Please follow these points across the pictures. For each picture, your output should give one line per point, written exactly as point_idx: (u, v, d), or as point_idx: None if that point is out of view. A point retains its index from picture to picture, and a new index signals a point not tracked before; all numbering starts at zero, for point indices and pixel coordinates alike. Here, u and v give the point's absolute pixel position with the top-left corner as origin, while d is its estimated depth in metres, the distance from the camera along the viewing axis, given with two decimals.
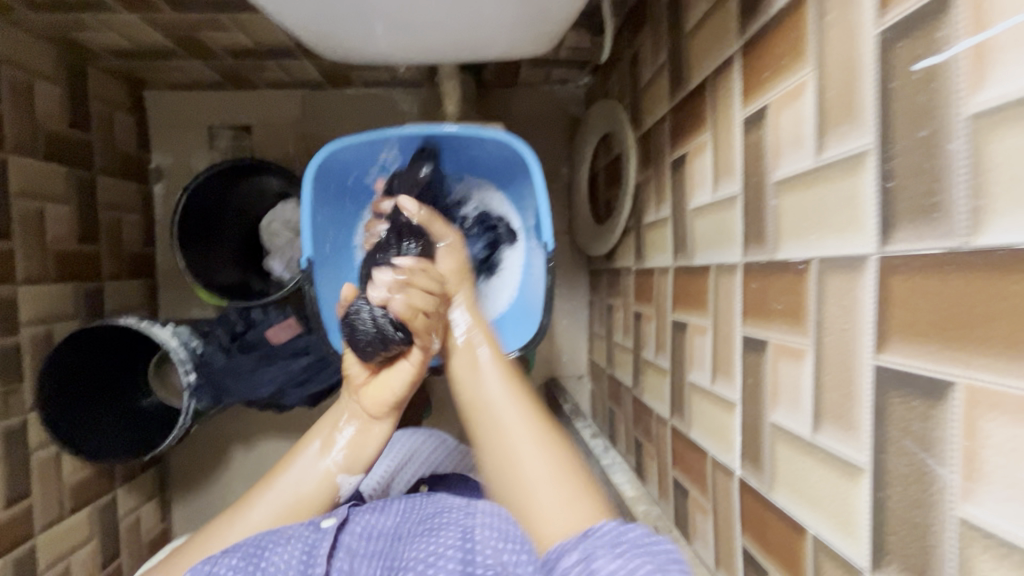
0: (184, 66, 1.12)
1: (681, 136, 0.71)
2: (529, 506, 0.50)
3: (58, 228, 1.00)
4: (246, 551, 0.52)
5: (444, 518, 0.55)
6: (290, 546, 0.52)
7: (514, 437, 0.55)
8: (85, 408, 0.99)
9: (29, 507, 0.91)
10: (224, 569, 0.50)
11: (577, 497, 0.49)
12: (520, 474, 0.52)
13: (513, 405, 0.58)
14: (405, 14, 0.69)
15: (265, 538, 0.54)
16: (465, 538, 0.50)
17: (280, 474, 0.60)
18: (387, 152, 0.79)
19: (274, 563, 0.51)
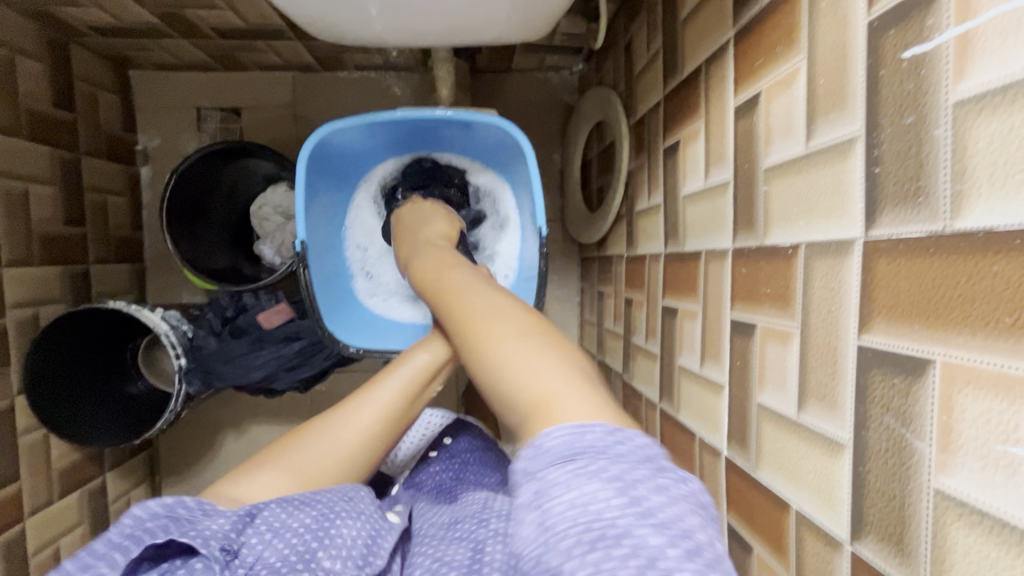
0: (172, 45, 1.10)
1: (674, 124, 0.72)
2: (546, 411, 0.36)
3: (43, 210, 0.98)
4: (319, 511, 0.51)
5: (461, 524, 0.59)
6: (358, 522, 0.53)
7: (502, 338, 0.43)
8: (73, 392, 0.98)
9: (17, 491, 0.90)
10: (297, 525, 0.49)
11: (572, 369, 0.39)
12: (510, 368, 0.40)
13: (481, 305, 0.47)
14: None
15: (336, 503, 0.53)
16: (473, 551, 0.53)
17: (380, 383, 0.63)
18: (381, 137, 0.79)
19: (343, 534, 0.51)
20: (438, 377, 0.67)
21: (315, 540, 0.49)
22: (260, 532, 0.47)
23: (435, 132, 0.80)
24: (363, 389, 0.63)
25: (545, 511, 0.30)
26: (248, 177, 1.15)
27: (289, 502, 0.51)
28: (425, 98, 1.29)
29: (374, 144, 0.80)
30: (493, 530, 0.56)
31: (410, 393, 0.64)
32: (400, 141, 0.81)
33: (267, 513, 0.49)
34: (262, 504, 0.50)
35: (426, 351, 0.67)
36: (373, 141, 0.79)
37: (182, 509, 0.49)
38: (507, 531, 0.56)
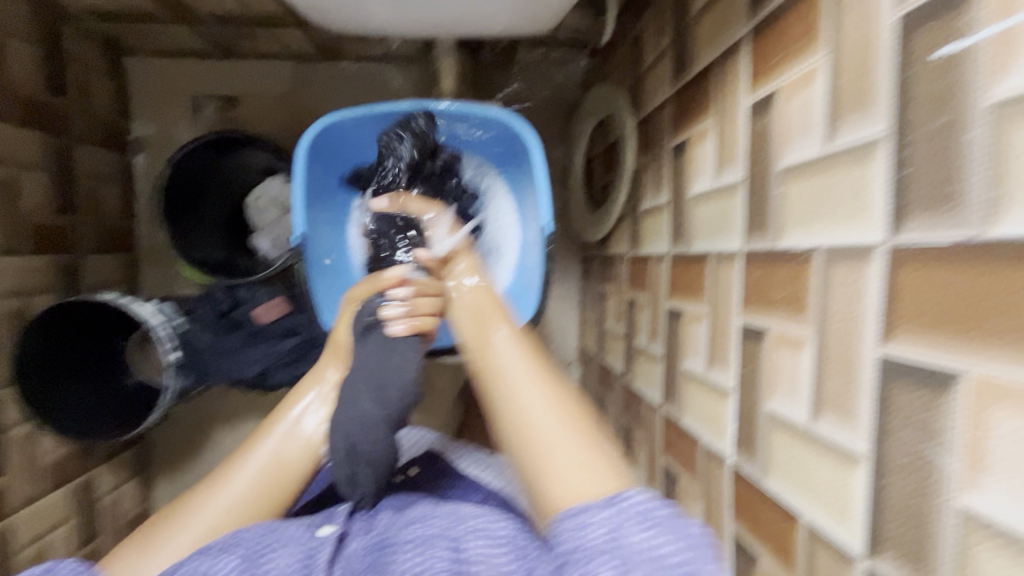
0: (168, 31, 1.07)
1: (683, 121, 0.70)
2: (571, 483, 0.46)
3: (34, 197, 0.96)
4: (247, 551, 0.50)
5: (432, 517, 0.53)
6: (286, 549, 0.50)
7: (522, 394, 0.52)
8: (64, 385, 0.96)
9: (4, 485, 0.88)
10: (224, 570, 0.48)
11: (588, 451, 0.48)
12: (535, 435, 0.49)
13: (536, 383, 0.53)
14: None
15: (262, 539, 0.51)
16: (454, 550, 0.48)
17: (259, 442, 0.59)
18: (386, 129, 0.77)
19: (273, 567, 0.49)
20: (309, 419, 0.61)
21: None
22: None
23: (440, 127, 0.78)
24: (232, 460, 0.59)
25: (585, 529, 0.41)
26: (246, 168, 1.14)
27: (210, 550, 0.51)
28: (426, 91, 1.27)
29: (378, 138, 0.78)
30: (472, 527, 0.51)
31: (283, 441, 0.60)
32: None
33: (186, 567, 0.49)
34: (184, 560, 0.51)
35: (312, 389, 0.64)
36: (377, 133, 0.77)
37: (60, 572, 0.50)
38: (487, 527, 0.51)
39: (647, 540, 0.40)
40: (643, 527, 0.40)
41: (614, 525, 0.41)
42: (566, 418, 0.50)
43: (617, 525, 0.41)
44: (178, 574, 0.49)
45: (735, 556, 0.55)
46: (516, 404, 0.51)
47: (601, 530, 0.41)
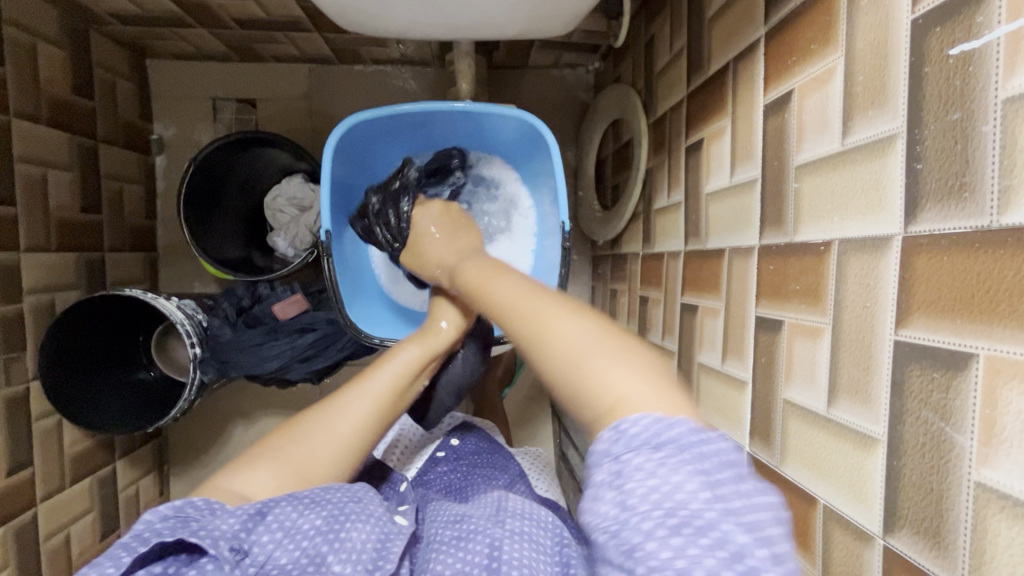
0: (191, 35, 1.10)
1: (698, 121, 0.72)
2: (589, 389, 0.39)
3: (61, 196, 0.98)
4: (330, 512, 0.51)
5: (471, 520, 0.58)
6: (370, 525, 0.52)
7: (543, 310, 0.45)
8: (89, 379, 0.98)
9: (31, 475, 0.91)
10: (308, 526, 0.49)
11: (643, 368, 0.39)
12: (561, 345, 0.41)
13: (561, 312, 0.44)
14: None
15: (347, 504, 0.52)
16: (491, 551, 0.52)
17: (374, 373, 0.64)
18: (408, 130, 0.79)
19: (352, 538, 0.50)
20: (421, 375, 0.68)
21: (326, 543, 0.49)
22: (265, 535, 0.47)
23: (459, 128, 0.80)
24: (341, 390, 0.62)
25: (625, 491, 0.32)
26: (265, 166, 1.15)
27: (299, 499, 0.50)
28: (440, 93, 1.29)
29: (399, 138, 0.81)
30: (512, 530, 0.55)
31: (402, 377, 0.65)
32: (426, 135, 0.81)
33: (277, 513, 0.49)
34: (274, 499, 0.50)
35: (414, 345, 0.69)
36: (399, 133, 0.80)
37: (190, 509, 0.48)
38: (526, 533, 0.56)
39: (656, 486, 0.32)
40: (657, 467, 0.32)
41: (617, 473, 0.33)
42: (613, 341, 0.41)
43: (617, 472, 0.33)
44: (268, 518, 0.48)
45: None
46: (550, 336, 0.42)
47: (609, 486, 0.33)
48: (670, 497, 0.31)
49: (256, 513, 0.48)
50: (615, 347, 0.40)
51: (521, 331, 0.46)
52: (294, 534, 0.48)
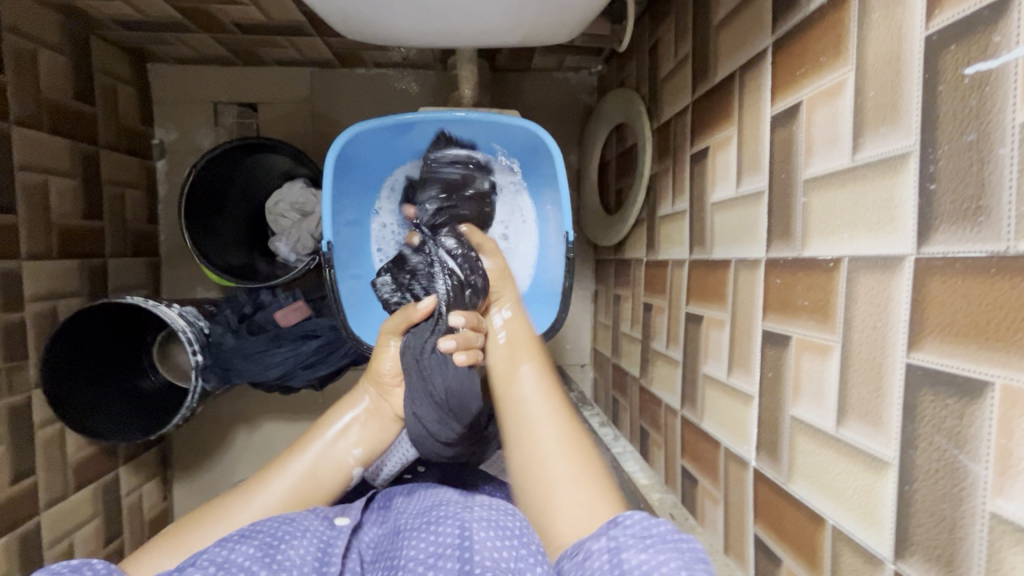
0: (192, 39, 1.09)
1: (704, 129, 0.71)
2: (544, 491, 0.54)
3: (63, 203, 0.98)
4: (263, 539, 0.51)
5: (442, 508, 0.57)
6: (305, 540, 0.52)
7: (536, 415, 0.60)
8: (91, 387, 0.98)
9: (33, 484, 0.90)
10: (241, 557, 0.48)
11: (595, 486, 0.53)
12: (534, 442, 0.58)
13: (551, 421, 0.59)
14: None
15: (280, 528, 0.53)
16: (461, 538, 0.52)
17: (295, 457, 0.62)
18: (411, 140, 0.79)
19: (290, 557, 0.50)
20: (347, 439, 0.64)
21: (262, 566, 0.48)
22: (196, 573, 0.46)
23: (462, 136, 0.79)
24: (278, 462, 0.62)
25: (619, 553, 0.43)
26: (266, 170, 1.14)
27: (229, 540, 0.50)
28: (442, 97, 1.28)
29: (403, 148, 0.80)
30: (480, 516, 0.55)
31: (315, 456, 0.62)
32: None
33: (205, 556, 0.48)
34: (203, 550, 0.50)
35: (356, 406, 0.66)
36: (403, 143, 0.79)
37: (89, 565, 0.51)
38: (495, 520, 0.55)
39: (643, 560, 0.42)
40: (645, 548, 0.43)
41: (613, 550, 0.44)
42: (577, 459, 0.55)
43: (614, 547, 0.44)
44: (194, 564, 0.48)
45: (757, 558, 0.56)
46: (530, 448, 0.57)
47: (602, 556, 0.44)
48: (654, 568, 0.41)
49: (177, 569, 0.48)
50: (577, 466, 0.55)
51: (513, 420, 0.61)
52: (228, 567, 0.47)
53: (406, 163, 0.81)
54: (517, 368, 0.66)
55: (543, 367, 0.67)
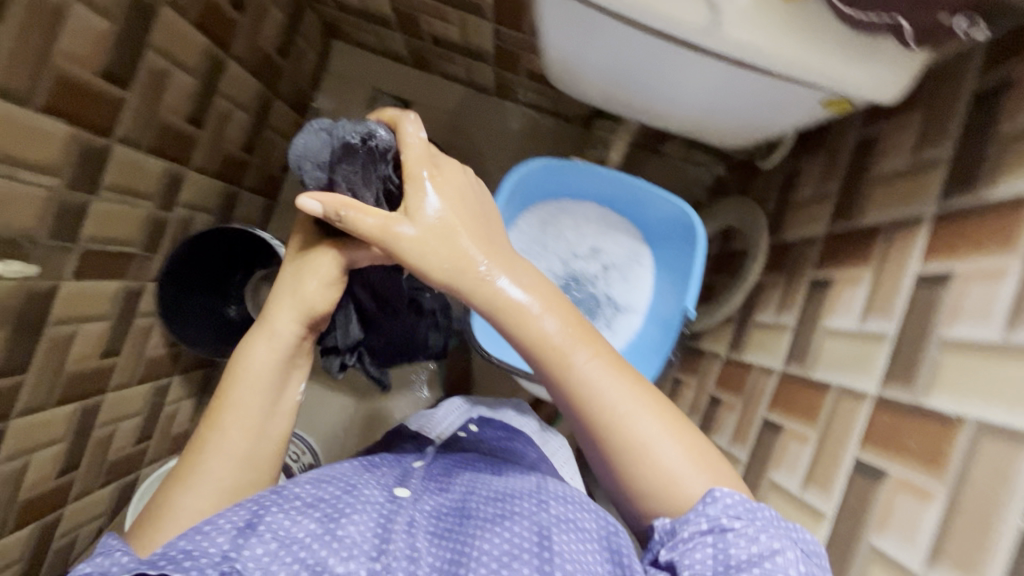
0: (386, 34, 1.23)
1: (832, 262, 0.78)
2: (658, 469, 0.53)
3: (235, 132, 1.09)
4: (322, 514, 0.54)
5: (515, 500, 0.60)
6: (364, 516, 0.54)
7: (620, 403, 0.54)
8: (194, 293, 1.06)
9: (112, 364, 0.97)
10: (303, 532, 0.51)
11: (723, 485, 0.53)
12: (637, 437, 0.53)
13: (645, 409, 0.54)
14: (645, 63, 0.62)
15: (341, 500, 0.56)
16: (540, 535, 0.55)
17: (234, 407, 0.61)
18: (567, 178, 0.86)
19: (349, 533, 0.52)
20: (289, 387, 0.65)
21: (323, 543, 0.51)
22: (256, 551, 0.48)
23: (610, 190, 0.86)
24: (212, 420, 0.61)
25: (728, 552, 0.46)
26: None
27: (286, 507, 0.54)
28: (571, 149, 1.39)
29: (554, 184, 0.87)
30: (556, 517, 0.58)
31: (256, 408, 0.62)
32: (577, 190, 0.88)
33: (265, 527, 0.50)
34: (261, 505, 0.53)
35: (275, 355, 0.64)
36: (558, 180, 0.86)
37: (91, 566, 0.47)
38: (571, 523, 0.57)
39: (753, 554, 0.46)
40: (753, 537, 0.47)
41: (717, 540, 0.47)
42: (695, 456, 0.53)
43: (720, 539, 0.47)
44: (258, 531, 0.50)
45: None
46: (653, 466, 0.53)
47: (706, 548, 0.47)
48: (769, 559, 0.45)
49: (244, 528, 0.50)
50: (678, 440, 0.54)
51: (586, 402, 0.54)
52: (288, 542, 0.50)
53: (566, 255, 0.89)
54: (514, 308, 0.55)
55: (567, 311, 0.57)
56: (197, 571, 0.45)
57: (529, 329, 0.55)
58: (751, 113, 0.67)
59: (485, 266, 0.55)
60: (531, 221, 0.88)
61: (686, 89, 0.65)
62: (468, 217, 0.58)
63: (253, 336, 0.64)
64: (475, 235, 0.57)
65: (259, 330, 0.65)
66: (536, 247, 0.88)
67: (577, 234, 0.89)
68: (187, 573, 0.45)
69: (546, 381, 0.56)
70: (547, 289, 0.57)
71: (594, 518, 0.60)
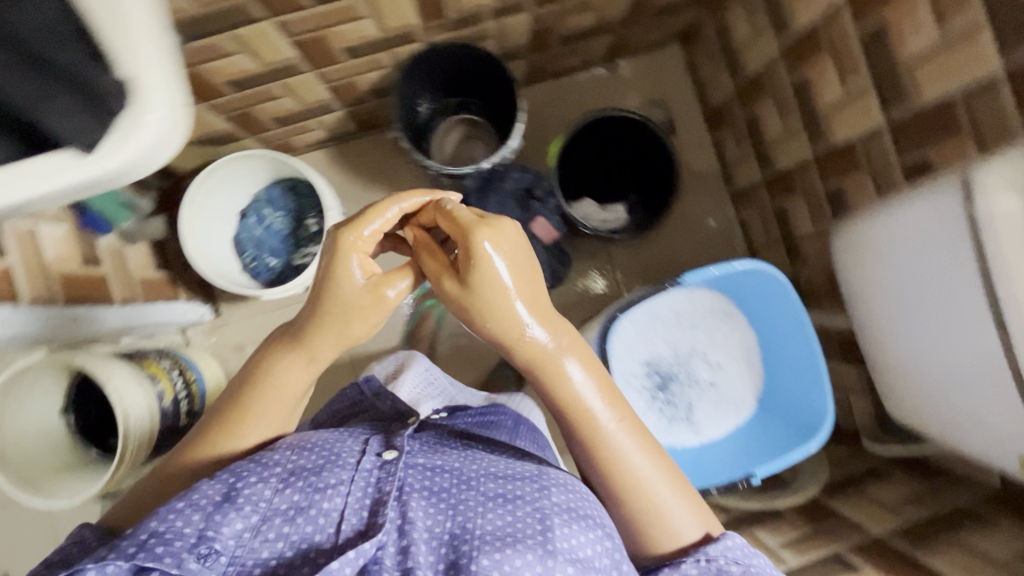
0: (722, 80, 1.29)
1: (868, 558, 0.81)
2: (656, 512, 0.71)
3: (574, 23, 1.15)
4: (300, 486, 0.62)
5: (517, 483, 0.67)
6: (342, 488, 0.63)
7: (639, 464, 0.71)
8: (444, 68, 1.11)
9: (342, 61, 1.01)
10: (278, 503, 0.61)
11: (696, 511, 0.72)
12: (653, 497, 0.71)
13: (655, 467, 0.72)
14: (948, 290, 0.71)
15: (316, 467, 0.64)
16: (541, 525, 0.62)
17: (263, 403, 0.68)
18: (767, 302, 0.86)
19: (332, 501, 0.62)
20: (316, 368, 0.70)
21: (298, 514, 0.60)
22: (234, 526, 0.58)
23: (784, 342, 0.86)
24: (233, 420, 0.68)
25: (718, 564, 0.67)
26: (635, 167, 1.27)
27: (264, 481, 0.61)
28: None
29: (751, 296, 0.87)
30: (557, 504, 0.65)
31: (283, 408, 0.70)
32: (758, 316, 0.88)
33: (244, 497, 0.60)
34: (247, 467, 0.63)
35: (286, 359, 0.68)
36: (756, 296, 0.87)
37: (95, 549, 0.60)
38: (568, 509, 0.65)
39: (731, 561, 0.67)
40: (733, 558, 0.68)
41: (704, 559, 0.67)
42: (684, 493, 0.72)
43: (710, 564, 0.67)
44: (234, 506, 0.59)
45: None
46: (652, 508, 0.70)
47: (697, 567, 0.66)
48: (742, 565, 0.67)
49: (223, 502, 0.59)
50: (679, 491, 0.72)
51: (611, 462, 0.70)
52: (267, 515, 0.60)
53: (692, 347, 0.92)
54: (565, 377, 0.69)
55: (589, 360, 0.71)
56: (172, 560, 0.54)
57: (568, 394, 0.70)
58: (965, 398, 0.73)
59: (531, 326, 0.67)
60: (704, 299, 0.90)
61: (950, 338, 0.72)
62: (526, 283, 0.67)
63: (326, 295, 0.65)
64: (536, 306, 0.68)
65: (292, 350, 0.68)
66: (684, 320, 0.91)
67: (718, 342, 0.91)
68: (163, 563, 0.53)
69: (580, 441, 0.71)
70: (583, 352, 0.71)
71: (597, 513, 0.67)
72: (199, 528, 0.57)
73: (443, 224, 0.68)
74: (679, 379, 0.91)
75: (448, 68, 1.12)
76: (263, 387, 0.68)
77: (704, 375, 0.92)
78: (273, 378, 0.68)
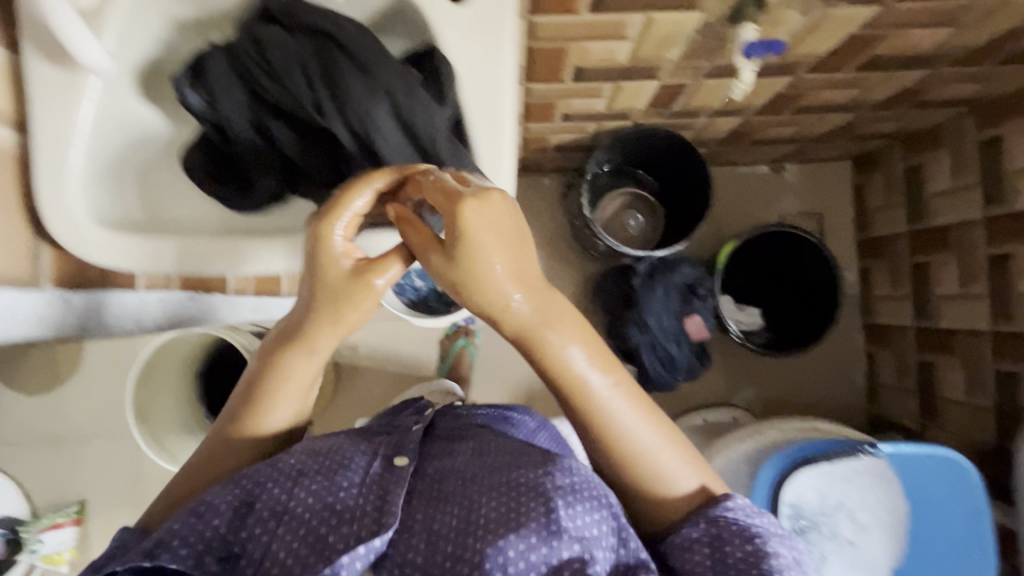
0: (894, 214, 1.27)
1: None
2: (657, 474, 0.54)
3: (774, 130, 1.14)
4: (286, 470, 0.51)
5: (520, 471, 0.51)
6: (333, 477, 0.51)
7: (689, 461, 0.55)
8: (644, 145, 1.13)
9: (555, 122, 1.02)
10: (270, 494, 0.49)
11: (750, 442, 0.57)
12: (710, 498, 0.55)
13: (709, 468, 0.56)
14: None
15: (304, 457, 0.52)
16: (551, 519, 0.46)
17: (268, 385, 0.57)
18: (950, 496, 0.87)
19: (338, 498, 0.49)
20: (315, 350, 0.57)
21: (289, 511, 0.48)
22: (256, 529, 0.47)
23: (949, 537, 0.87)
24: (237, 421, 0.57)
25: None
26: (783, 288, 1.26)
27: (254, 470, 0.51)
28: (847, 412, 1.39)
29: (937, 486, 0.87)
30: (558, 484, 0.49)
31: (291, 389, 0.57)
32: (933, 502, 0.88)
33: (254, 493, 0.49)
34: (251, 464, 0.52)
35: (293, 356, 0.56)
36: (942, 487, 0.87)
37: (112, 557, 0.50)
38: (589, 493, 0.49)
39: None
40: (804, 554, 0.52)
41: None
42: None
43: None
44: (254, 513, 0.48)
45: None
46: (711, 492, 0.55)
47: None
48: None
49: (242, 506, 0.49)
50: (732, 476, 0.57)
51: (659, 476, 0.54)
52: (270, 509, 0.48)
53: (847, 505, 0.89)
54: (578, 376, 0.54)
55: (599, 349, 0.55)
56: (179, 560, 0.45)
57: (587, 397, 0.54)
58: None
59: (520, 297, 0.52)
60: (888, 470, 0.88)
61: None
62: (508, 236, 0.52)
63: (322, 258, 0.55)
64: (523, 276, 0.53)
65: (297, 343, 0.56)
66: (857, 480, 0.89)
67: (880, 511, 0.89)
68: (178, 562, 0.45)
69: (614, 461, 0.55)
70: (585, 334, 0.55)
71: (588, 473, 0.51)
72: (206, 524, 0.47)
73: (427, 195, 0.53)
74: (825, 531, 0.88)
75: (646, 145, 1.13)
76: (271, 371, 0.57)
77: (849, 535, 0.89)
78: (277, 378, 0.56)
